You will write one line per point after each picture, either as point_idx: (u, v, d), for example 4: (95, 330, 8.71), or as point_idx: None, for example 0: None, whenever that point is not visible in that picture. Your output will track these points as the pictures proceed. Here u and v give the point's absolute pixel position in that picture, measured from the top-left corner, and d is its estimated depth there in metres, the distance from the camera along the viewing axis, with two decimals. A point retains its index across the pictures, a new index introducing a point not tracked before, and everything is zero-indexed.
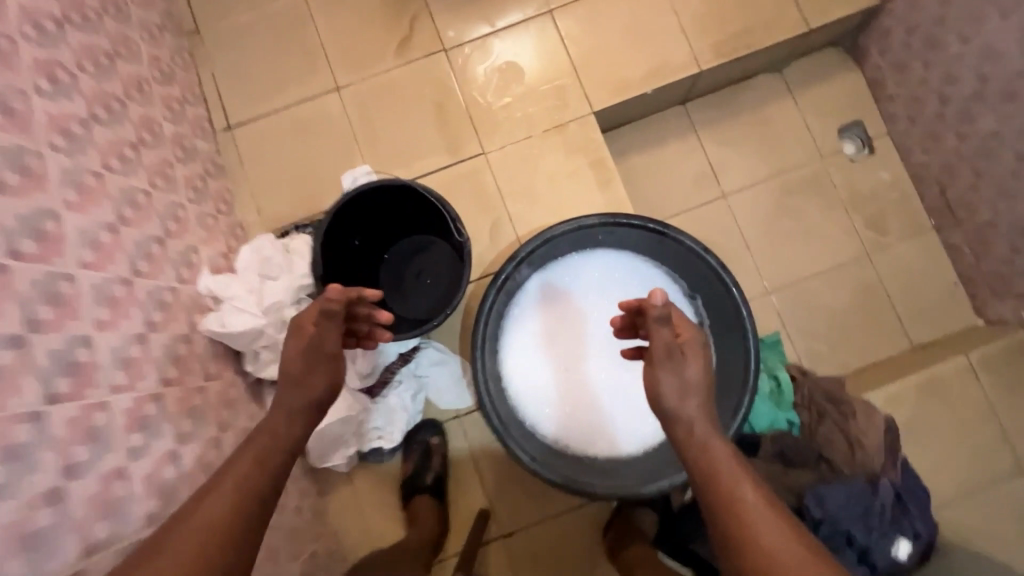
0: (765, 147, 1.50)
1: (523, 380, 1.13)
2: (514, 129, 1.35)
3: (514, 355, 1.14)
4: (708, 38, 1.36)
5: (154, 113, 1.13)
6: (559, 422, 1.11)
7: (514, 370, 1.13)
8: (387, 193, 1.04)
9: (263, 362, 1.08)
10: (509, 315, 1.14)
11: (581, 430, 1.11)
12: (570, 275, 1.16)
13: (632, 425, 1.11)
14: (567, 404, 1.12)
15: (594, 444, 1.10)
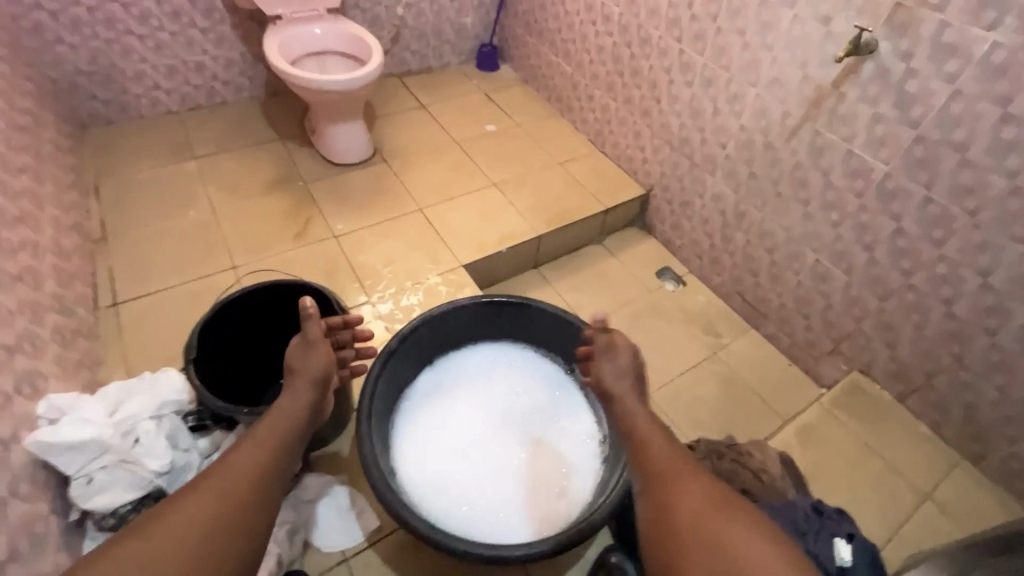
0: (607, 289, 1.86)
1: (418, 477, 1.08)
2: (397, 283, 1.59)
3: (407, 452, 1.11)
4: (539, 217, 1.84)
5: (41, 270, 1.19)
6: (462, 515, 1.04)
7: (407, 468, 1.09)
8: (281, 296, 1.14)
9: (92, 489, 0.90)
10: (397, 412, 1.15)
11: (488, 519, 1.05)
12: (454, 368, 1.24)
13: (540, 502, 1.08)
14: (469, 495, 1.07)
15: (504, 531, 1.04)
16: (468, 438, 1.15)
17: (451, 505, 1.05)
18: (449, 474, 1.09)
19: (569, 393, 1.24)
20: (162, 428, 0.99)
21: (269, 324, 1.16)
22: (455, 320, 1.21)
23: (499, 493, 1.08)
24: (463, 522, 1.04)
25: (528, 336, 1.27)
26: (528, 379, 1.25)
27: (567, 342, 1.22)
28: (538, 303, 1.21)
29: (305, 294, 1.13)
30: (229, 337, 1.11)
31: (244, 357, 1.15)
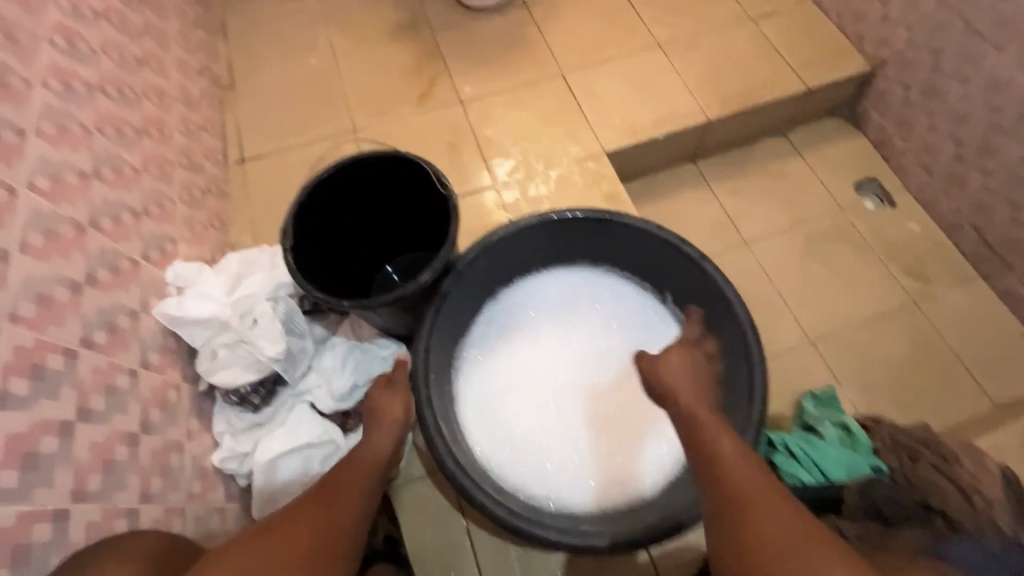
0: (782, 199, 1.46)
1: (486, 432, 0.92)
2: (527, 167, 1.35)
3: (469, 407, 0.94)
4: (712, 94, 1.42)
5: (168, 120, 1.13)
6: (542, 481, 0.89)
7: (474, 422, 0.93)
8: (381, 168, 1.01)
9: (217, 363, 0.90)
10: (460, 355, 0.96)
11: (580, 480, 0.90)
12: (514, 305, 1.01)
13: (639, 458, 0.91)
14: (552, 454, 0.92)
15: (600, 493, 0.89)
16: (544, 388, 0.96)
17: (532, 463, 0.91)
18: (525, 431, 0.93)
19: (659, 323, 1.00)
20: (277, 310, 0.96)
21: (363, 206, 1.05)
22: (518, 245, 0.96)
23: (589, 450, 0.92)
24: (551, 485, 0.89)
25: (610, 255, 1.01)
26: (609, 314, 1.01)
27: (660, 265, 0.97)
28: (623, 219, 0.94)
29: (401, 169, 1.00)
30: (317, 219, 0.99)
31: (335, 243, 1.05)
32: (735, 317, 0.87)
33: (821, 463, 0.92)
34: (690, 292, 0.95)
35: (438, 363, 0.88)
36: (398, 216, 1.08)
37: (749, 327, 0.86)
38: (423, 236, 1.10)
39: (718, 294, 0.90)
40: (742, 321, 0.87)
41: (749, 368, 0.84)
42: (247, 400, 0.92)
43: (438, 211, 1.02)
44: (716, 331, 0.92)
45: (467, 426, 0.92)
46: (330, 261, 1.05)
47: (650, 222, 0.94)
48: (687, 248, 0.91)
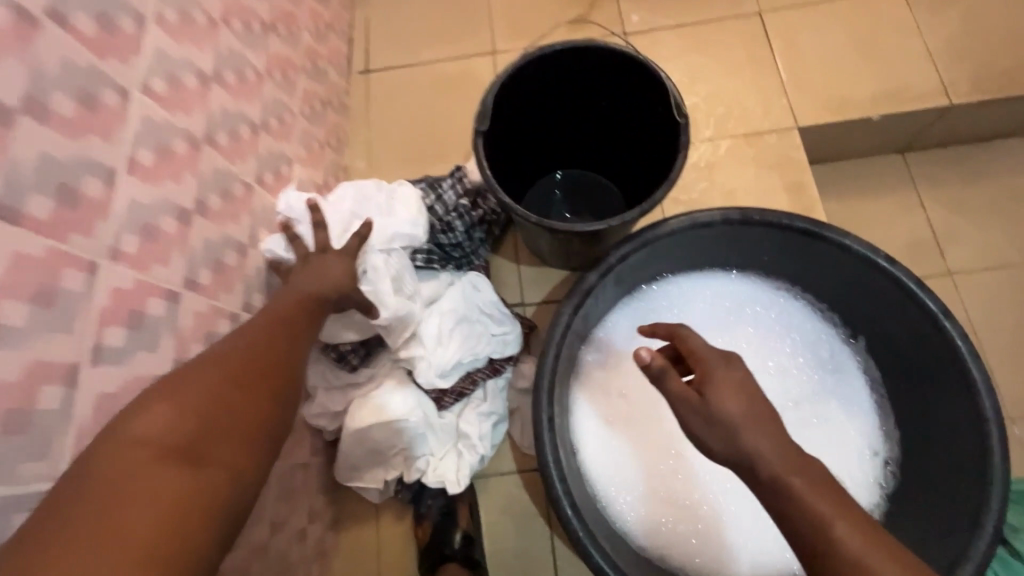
0: (1016, 225, 1.12)
1: (598, 460, 0.77)
2: (693, 130, 1.10)
3: (585, 423, 0.79)
4: (965, 69, 1.06)
5: (298, 15, 0.98)
6: (658, 530, 0.75)
7: (587, 441, 0.78)
8: (615, 74, 0.74)
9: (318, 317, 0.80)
10: (584, 358, 0.80)
11: (701, 539, 0.75)
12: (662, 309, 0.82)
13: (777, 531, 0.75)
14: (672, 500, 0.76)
15: (725, 561, 0.74)
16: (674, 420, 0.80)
17: (652, 510, 0.76)
18: (643, 467, 0.78)
19: (840, 369, 0.78)
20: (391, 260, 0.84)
21: (552, 115, 0.80)
22: (685, 244, 0.75)
23: (717, 505, 0.76)
24: (670, 540, 0.74)
25: (801, 276, 0.78)
26: (780, 346, 0.79)
27: (868, 303, 0.73)
28: (840, 236, 0.70)
29: (622, 78, 0.75)
30: (501, 125, 0.76)
31: (511, 156, 0.82)
32: (974, 405, 0.64)
33: None
34: (908, 351, 0.71)
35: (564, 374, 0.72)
36: (584, 134, 0.84)
37: (995, 428, 0.62)
38: (609, 163, 0.87)
39: (954, 369, 0.66)
40: (985, 417, 0.63)
41: (979, 479, 0.62)
42: (345, 359, 0.85)
43: (655, 142, 0.77)
44: (929, 409, 0.69)
45: (579, 443, 0.78)
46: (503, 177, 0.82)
47: (877, 249, 0.70)
48: (925, 296, 0.67)
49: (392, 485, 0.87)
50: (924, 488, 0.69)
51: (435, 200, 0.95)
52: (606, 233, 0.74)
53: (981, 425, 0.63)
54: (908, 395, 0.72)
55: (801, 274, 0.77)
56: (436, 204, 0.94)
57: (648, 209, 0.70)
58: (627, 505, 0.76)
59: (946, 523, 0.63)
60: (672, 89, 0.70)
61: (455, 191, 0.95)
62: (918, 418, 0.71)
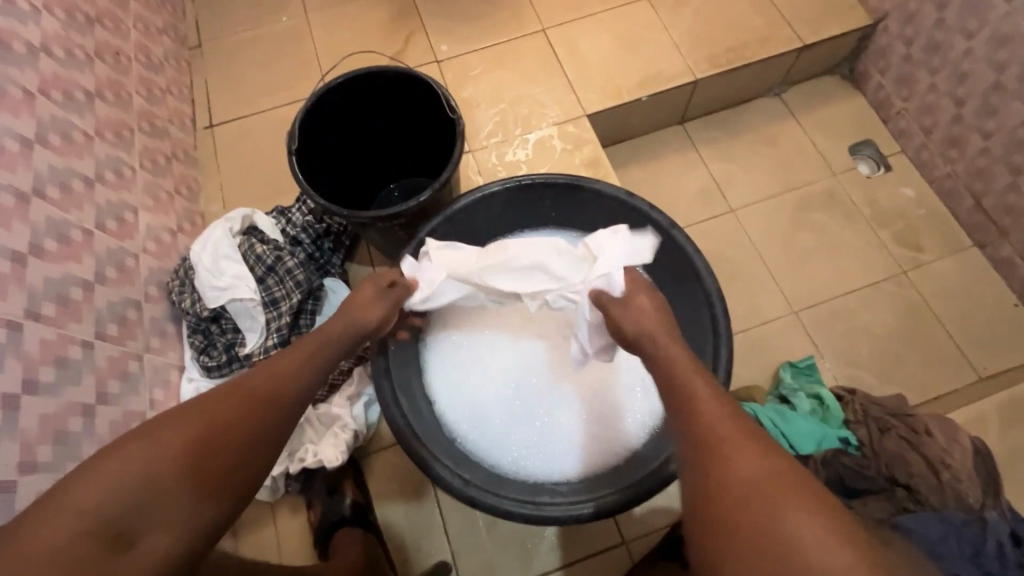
0: (773, 163, 1.40)
1: (456, 411, 0.90)
2: (506, 131, 1.30)
3: (439, 375, 0.92)
4: (703, 51, 1.35)
5: (126, 83, 1.08)
6: (510, 448, 0.87)
7: (442, 389, 0.91)
8: (401, 90, 0.92)
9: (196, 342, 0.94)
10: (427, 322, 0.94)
11: (548, 447, 0.88)
12: None
13: (609, 426, 0.89)
14: (520, 423, 0.89)
15: (573, 459, 0.87)
16: (513, 359, 0.93)
17: (503, 433, 0.89)
18: (494, 400, 0.91)
19: None
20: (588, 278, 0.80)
21: (361, 131, 0.96)
22: (484, 213, 0.93)
23: (568, 415, 0.90)
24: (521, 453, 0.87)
25: (582, 223, 0.97)
26: None
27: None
28: (594, 184, 0.90)
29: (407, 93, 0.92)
30: (314, 143, 0.91)
31: (333, 169, 0.97)
32: (704, 289, 0.84)
33: (791, 435, 0.91)
34: (666, 263, 0.91)
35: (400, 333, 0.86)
36: (396, 145, 1.00)
37: (718, 302, 0.82)
38: (425, 165, 1.03)
39: (689, 265, 0.86)
40: (711, 295, 0.83)
41: (714, 341, 0.82)
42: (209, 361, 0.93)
43: (446, 139, 0.94)
44: (685, 300, 0.89)
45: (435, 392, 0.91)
46: (328, 187, 0.96)
47: (621, 189, 0.90)
48: (657, 215, 0.87)
49: (280, 481, 0.94)
50: None
51: (285, 223, 1.05)
52: (415, 214, 0.89)
53: (710, 302, 0.83)
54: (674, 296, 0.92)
55: (582, 221, 0.97)
56: (287, 226, 1.05)
57: (439, 187, 0.86)
58: (482, 433, 0.88)
59: None
60: (441, 93, 0.88)
61: (302, 212, 1.06)
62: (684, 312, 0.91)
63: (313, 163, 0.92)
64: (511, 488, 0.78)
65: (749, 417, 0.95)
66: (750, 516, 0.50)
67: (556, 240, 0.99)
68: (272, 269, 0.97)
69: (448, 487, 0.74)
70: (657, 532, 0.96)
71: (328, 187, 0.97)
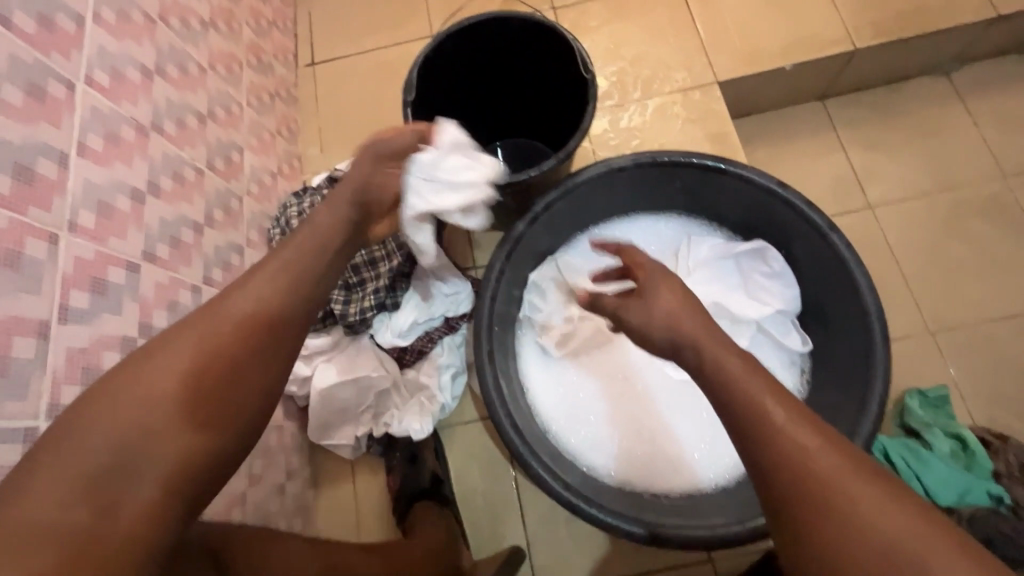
0: (928, 156, 1.21)
1: (549, 402, 0.85)
2: (624, 92, 1.17)
3: (534, 361, 0.87)
4: (868, 15, 1.14)
5: (237, 12, 1.03)
6: (603, 451, 0.82)
7: (536, 376, 0.86)
8: (529, 41, 0.81)
9: None
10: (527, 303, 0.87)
11: (645, 456, 0.81)
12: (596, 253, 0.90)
13: (714, 444, 0.82)
14: (616, 425, 0.83)
15: (671, 472, 0.80)
16: (614, 355, 0.87)
17: (596, 433, 0.83)
18: (590, 395, 0.85)
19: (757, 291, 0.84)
20: (755, 315, 0.81)
21: (477, 85, 0.87)
22: (606, 189, 0.83)
23: (673, 426, 0.83)
24: (616, 458, 0.81)
25: (711, 210, 0.86)
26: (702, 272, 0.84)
27: (775, 227, 0.81)
28: (738, 168, 0.78)
29: (535, 45, 0.82)
30: (429, 94, 0.83)
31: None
32: (862, 307, 0.72)
33: (929, 481, 0.80)
34: (814, 268, 0.79)
35: (502, 313, 0.81)
36: (512, 103, 0.92)
37: (877, 321, 0.70)
38: (539, 128, 0.94)
39: (844, 276, 0.74)
40: (869, 312, 0.71)
41: (866, 367, 0.70)
42: None
43: (572, 101, 0.84)
44: (830, 315, 0.78)
45: (529, 380, 0.86)
46: None
47: (772, 177, 0.78)
48: (813, 213, 0.75)
49: (363, 441, 0.94)
50: (829, 387, 0.77)
51: None
52: (533, 184, 0.81)
53: (866, 322, 0.71)
54: (817, 307, 0.80)
55: (713, 207, 0.86)
56: None
57: (564, 157, 0.77)
58: (574, 431, 0.83)
59: (844, 409, 0.72)
60: (576, 49, 0.77)
61: None
62: (822, 325, 0.80)
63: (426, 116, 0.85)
64: (608, 498, 0.73)
65: (877, 450, 0.84)
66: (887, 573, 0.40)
67: (677, 226, 0.89)
68: None
69: (546, 488, 0.69)
70: (750, 557, 0.89)
71: None
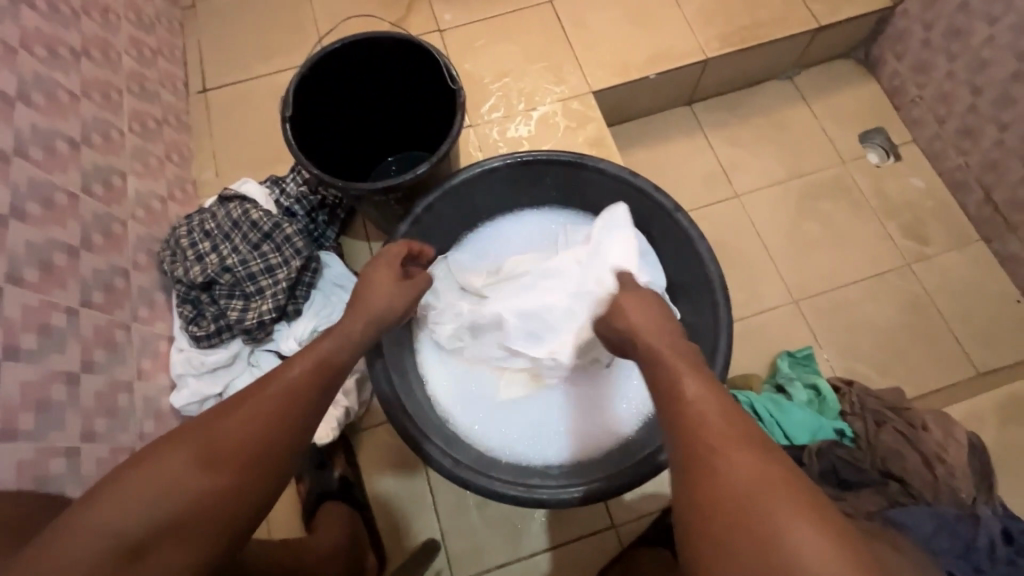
0: (780, 148, 1.37)
1: (448, 392, 0.89)
2: (509, 104, 1.26)
3: (433, 354, 0.92)
4: (714, 29, 1.30)
5: (115, 41, 1.04)
6: (501, 432, 0.87)
7: (436, 369, 0.91)
8: (399, 56, 0.88)
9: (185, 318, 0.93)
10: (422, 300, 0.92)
11: (542, 433, 0.87)
12: (486, 249, 0.97)
13: (604, 414, 0.87)
14: (513, 407, 0.88)
15: (566, 445, 0.86)
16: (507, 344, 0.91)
17: (495, 416, 0.88)
18: (487, 382, 0.90)
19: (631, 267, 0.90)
20: None
21: (357, 102, 0.93)
22: (483, 189, 0.90)
23: (566, 402, 0.89)
24: (514, 437, 0.86)
25: (582, 202, 0.95)
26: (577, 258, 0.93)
27: (636, 211, 0.90)
28: (594, 162, 0.87)
29: (405, 61, 0.88)
30: (306, 110, 0.87)
31: (329, 141, 0.94)
32: (707, 275, 0.82)
33: (786, 425, 0.91)
34: (670, 245, 0.89)
35: None
36: (392, 117, 0.97)
37: (719, 284, 0.80)
38: (424, 139, 1.01)
39: (691, 248, 0.84)
40: (712, 278, 0.81)
41: (714, 328, 0.80)
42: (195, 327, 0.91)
43: (445, 111, 0.92)
44: (688, 287, 0.87)
45: (429, 373, 0.90)
46: (321, 158, 0.93)
47: (626, 168, 0.88)
48: (662, 197, 0.85)
49: None
50: (693, 352, 0.86)
51: (279, 194, 1.02)
52: (413, 188, 0.87)
53: (712, 287, 0.81)
54: (678, 281, 0.90)
55: (582, 199, 0.95)
56: (281, 196, 1.02)
57: (437, 160, 0.83)
58: (475, 417, 0.87)
59: None
60: (441, 61, 0.84)
61: (296, 182, 1.03)
62: (684, 297, 0.90)
63: (306, 132, 0.88)
64: (501, 471, 0.78)
65: (744, 404, 0.94)
66: (750, 533, 0.46)
67: (556, 219, 0.97)
68: (269, 236, 0.95)
69: (440, 468, 0.73)
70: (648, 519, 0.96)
71: (321, 157, 0.93)
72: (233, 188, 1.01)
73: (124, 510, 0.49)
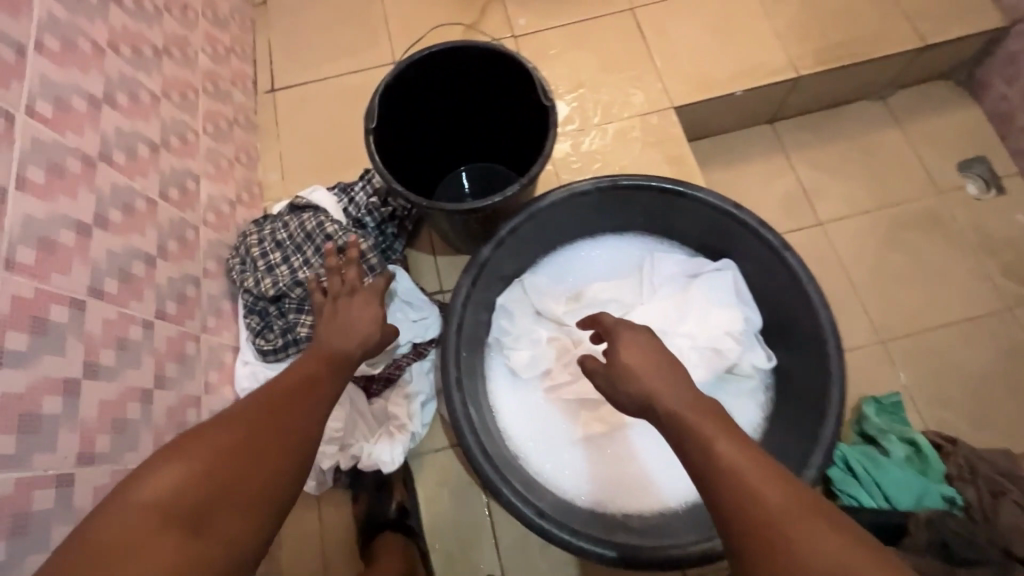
0: (869, 174, 1.28)
1: (518, 425, 0.84)
2: (584, 116, 1.20)
3: (503, 383, 0.87)
4: (808, 44, 1.22)
5: (192, 39, 1.02)
6: (568, 477, 0.81)
7: (505, 400, 0.86)
8: (489, 68, 0.83)
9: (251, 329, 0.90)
10: (496, 326, 0.87)
11: (612, 482, 0.81)
12: (564, 273, 0.91)
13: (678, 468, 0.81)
14: (582, 450, 0.83)
15: (637, 498, 0.80)
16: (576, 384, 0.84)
17: (564, 457, 0.82)
18: (557, 420, 0.84)
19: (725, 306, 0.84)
20: (727, 325, 0.82)
21: (438, 114, 0.88)
22: (569, 212, 0.85)
23: (637, 451, 0.82)
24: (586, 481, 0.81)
25: (671, 230, 0.89)
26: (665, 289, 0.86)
27: (733, 245, 0.84)
28: (695, 191, 0.81)
29: (495, 72, 0.83)
30: (390, 121, 0.82)
31: (408, 152, 0.90)
32: (817, 322, 0.75)
33: (887, 488, 0.84)
34: (770, 284, 0.82)
35: (468, 336, 0.80)
36: (473, 130, 0.93)
37: (831, 333, 0.74)
38: (503, 153, 0.96)
39: (798, 290, 0.77)
40: (822, 325, 0.75)
41: (824, 381, 0.73)
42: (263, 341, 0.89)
43: (533, 127, 0.86)
44: (789, 330, 0.81)
45: (498, 404, 0.85)
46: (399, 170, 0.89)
47: (727, 198, 0.81)
48: (768, 233, 0.78)
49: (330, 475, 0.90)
50: (793, 401, 0.79)
51: (348, 203, 0.99)
52: (498, 209, 0.82)
53: (822, 335, 0.74)
54: (775, 322, 0.83)
55: (672, 227, 0.88)
56: (349, 205, 0.99)
57: (528, 181, 0.78)
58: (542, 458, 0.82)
59: (808, 422, 0.74)
60: (536, 76, 0.79)
61: (366, 192, 0.99)
62: (782, 340, 0.83)
63: (388, 144, 0.84)
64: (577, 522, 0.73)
65: (837, 459, 0.88)
66: None
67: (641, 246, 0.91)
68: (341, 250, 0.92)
69: (520, 516, 0.69)
70: None
71: (399, 169, 0.89)
72: (302, 196, 0.98)
73: (180, 475, 0.46)
